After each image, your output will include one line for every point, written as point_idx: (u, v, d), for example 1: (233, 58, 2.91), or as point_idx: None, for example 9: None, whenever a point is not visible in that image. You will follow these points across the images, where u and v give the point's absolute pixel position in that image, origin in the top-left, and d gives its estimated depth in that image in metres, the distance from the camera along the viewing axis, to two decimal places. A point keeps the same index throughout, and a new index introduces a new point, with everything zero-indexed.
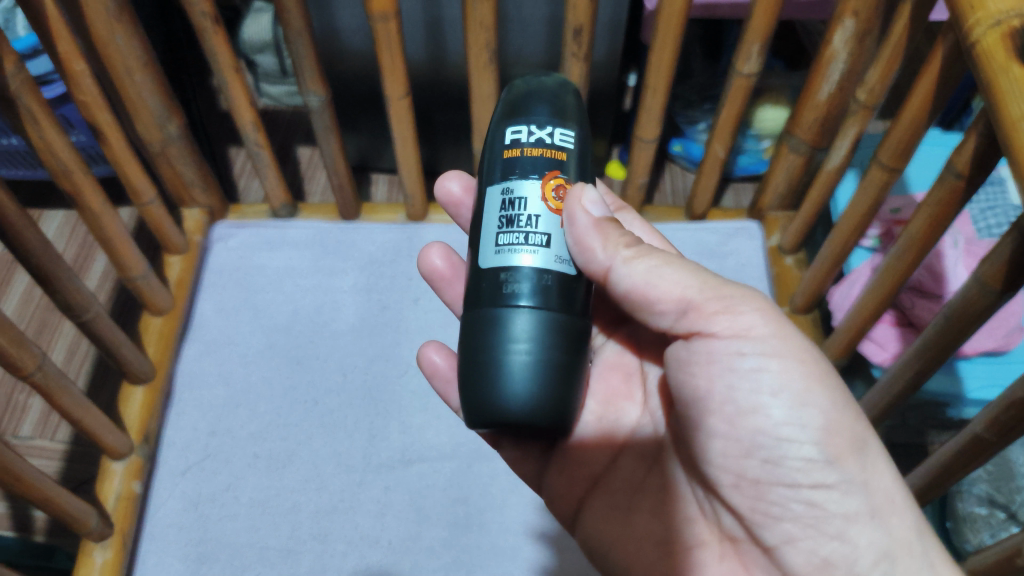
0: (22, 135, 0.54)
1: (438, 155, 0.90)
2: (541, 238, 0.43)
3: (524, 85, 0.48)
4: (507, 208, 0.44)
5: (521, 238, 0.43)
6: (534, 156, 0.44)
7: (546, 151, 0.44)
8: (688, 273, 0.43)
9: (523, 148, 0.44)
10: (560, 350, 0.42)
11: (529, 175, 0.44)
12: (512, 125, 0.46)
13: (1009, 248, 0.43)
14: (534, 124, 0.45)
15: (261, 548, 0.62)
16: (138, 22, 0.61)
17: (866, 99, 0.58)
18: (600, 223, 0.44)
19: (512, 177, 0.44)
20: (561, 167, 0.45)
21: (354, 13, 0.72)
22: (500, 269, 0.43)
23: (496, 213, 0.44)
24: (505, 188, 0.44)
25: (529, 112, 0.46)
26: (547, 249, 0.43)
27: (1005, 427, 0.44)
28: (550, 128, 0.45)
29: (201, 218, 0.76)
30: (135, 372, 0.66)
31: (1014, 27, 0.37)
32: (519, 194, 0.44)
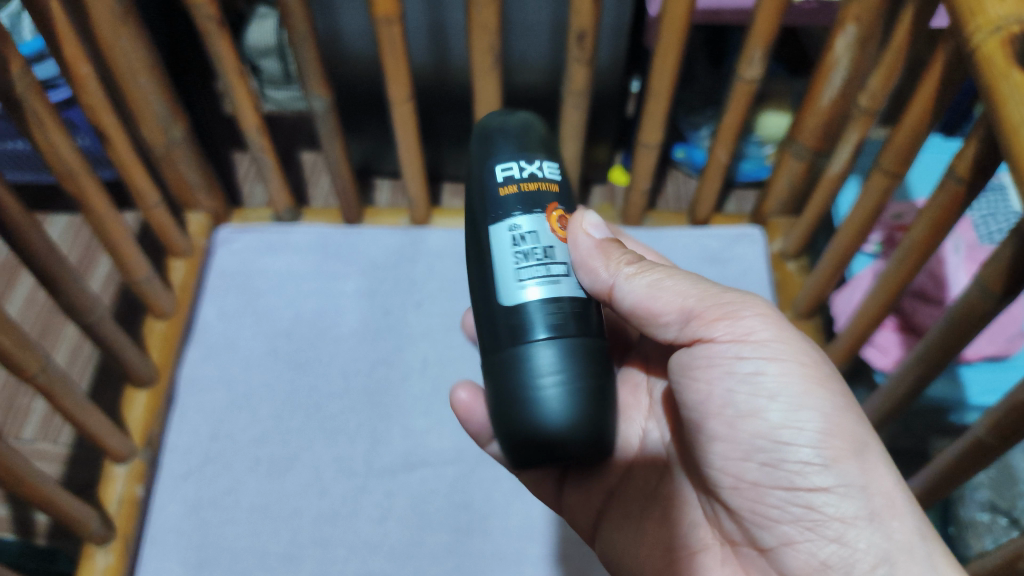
0: (27, 138, 0.54)
1: (442, 159, 0.90)
2: (560, 268, 0.44)
3: (493, 126, 0.49)
4: (519, 243, 0.44)
5: (543, 270, 0.44)
6: (530, 191, 0.46)
7: (540, 185, 0.46)
8: (691, 283, 0.45)
9: (518, 184, 0.46)
10: (588, 372, 0.43)
11: (534, 209, 0.45)
12: (501, 163, 0.47)
13: (1010, 252, 0.43)
14: (522, 159, 0.47)
15: (262, 553, 0.62)
16: (143, 26, 0.61)
17: (869, 104, 0.59)
18: (603, 246, 0.46)
19: (516, 214, 0.45)
20: (555, 197, 0.47)
21: (358, 17, 0.73)
22: (517, 305, 0.43)
23: (511, 249, 0.44)
24: (511, 225, 0.45)
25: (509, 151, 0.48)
26: (568, 278, 0.44)
27: (1007, 430, 0.44)
28: (536, 161, 0.47)
29: (204, 222, 0.77)
30: (139, 376, 0.68)
31: (1012, 33, 0.37)
32: (529, 228, 0.45)
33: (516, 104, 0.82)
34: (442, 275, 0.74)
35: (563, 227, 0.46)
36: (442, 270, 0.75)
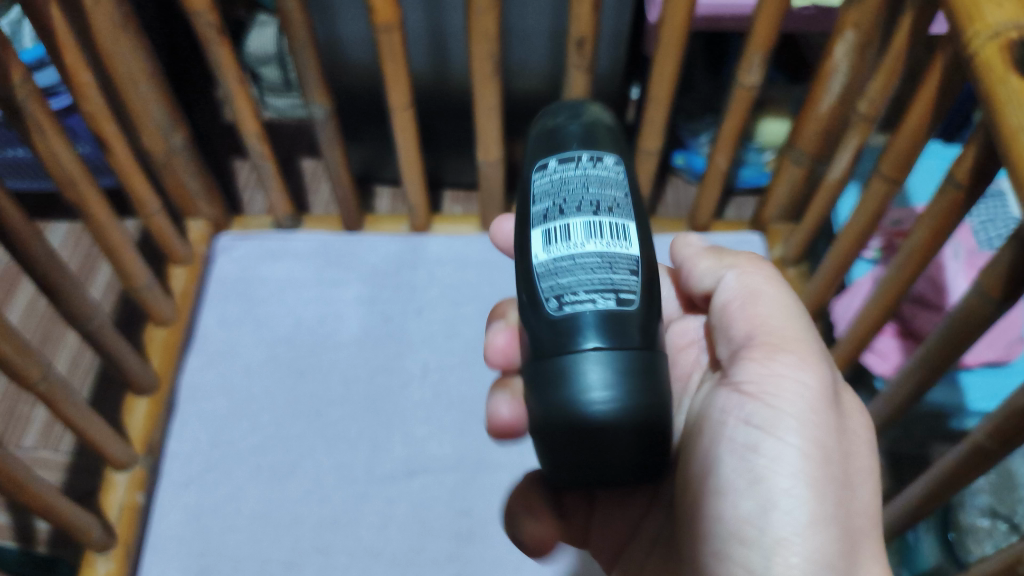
0: (27, 145, 0.54)
1: (441, 165, 0.90)
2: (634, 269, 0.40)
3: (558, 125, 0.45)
4: (600, 241, 0.39)
5: (621, 273, 0.39)
6: (602, 188, 0.41)
7: (609, 180, 0.42)
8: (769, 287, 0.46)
9: (587, 181, 0.41)
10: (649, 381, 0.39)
11: (610, 206, 0.41)
12: (557, 162, 0.43)
13: (1009, 257, 0.44)
14: (585, 156, 0.43)
15: (262, 560, 0.62)
16: (143, 34, 0.62)
17: (868, 110, 0.59)
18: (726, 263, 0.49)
19: (593, 210, 0.40)
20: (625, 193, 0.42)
21: (357, 24, 0.73)
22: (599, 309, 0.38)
23: (589, 249, 0.39)
24: (590, 222, 0.40)
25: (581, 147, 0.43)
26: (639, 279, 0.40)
27: (1006, 435, 0.45)
28: (599, 157, 0.43)
29: (205, 229, 0.77)
30: (140, 383, 0.67)
31: (1010, 38, 0.37)
32: (610, 224, 0.40)
33: (517, 110, 0.82)
34: (442, 281, 0.74)
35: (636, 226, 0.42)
36: (442, 276, 0.75)
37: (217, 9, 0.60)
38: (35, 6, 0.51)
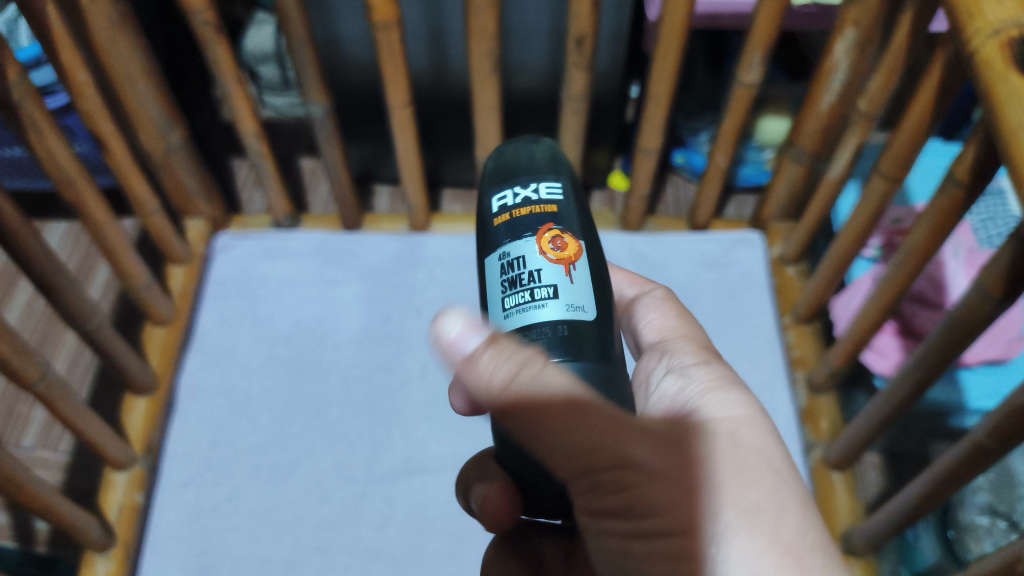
0: (24, 144, 0.53)
1: (441, 164, 0.89)
2: (547, 290, 0.39)
3: (514, 150, 0.47)
4: (508, 270, 0.41)
5: (527, 296, 0.40)
6: (521, 217, 0.42)
7: (535, 208, 0.42)
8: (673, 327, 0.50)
9: (510, 211, 0.43)
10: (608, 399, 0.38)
11: (523, 234, 0.41)
12: (495, 192, 0.44)
13: (1010, 255, 0.43)
14: (517, 185, 0.44)
15: (262, 560, 0.61)
16: (140, 33, 0.61)
17: (867, 108, 0.59)
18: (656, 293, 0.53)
19: (505, 242, 0.42)
20: (555, 220, 0.42)
21: (355, 22, 0.72)
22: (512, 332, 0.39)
23: (498, 279, 0.41)
24: (500, 253, 0.42)
25: (525, 174, 0.45)
26: (556, 300, 0.39)
27: (1006, 434, 0.45)
28: (535, 185, 0.44)
29: (204, 229, 0.76)
30: (139, 382, 0.67)
31: (1011, 36, 0.37)
32: (518, 252, 0.41)
33: (516, 109, 0.82)
34: (442, 280, 0.74)
35: (564, 248, 0.41)
36: (441, 275, 0.75)
37: (214, 8, 0.60)
38: (31, 4, 0.50)
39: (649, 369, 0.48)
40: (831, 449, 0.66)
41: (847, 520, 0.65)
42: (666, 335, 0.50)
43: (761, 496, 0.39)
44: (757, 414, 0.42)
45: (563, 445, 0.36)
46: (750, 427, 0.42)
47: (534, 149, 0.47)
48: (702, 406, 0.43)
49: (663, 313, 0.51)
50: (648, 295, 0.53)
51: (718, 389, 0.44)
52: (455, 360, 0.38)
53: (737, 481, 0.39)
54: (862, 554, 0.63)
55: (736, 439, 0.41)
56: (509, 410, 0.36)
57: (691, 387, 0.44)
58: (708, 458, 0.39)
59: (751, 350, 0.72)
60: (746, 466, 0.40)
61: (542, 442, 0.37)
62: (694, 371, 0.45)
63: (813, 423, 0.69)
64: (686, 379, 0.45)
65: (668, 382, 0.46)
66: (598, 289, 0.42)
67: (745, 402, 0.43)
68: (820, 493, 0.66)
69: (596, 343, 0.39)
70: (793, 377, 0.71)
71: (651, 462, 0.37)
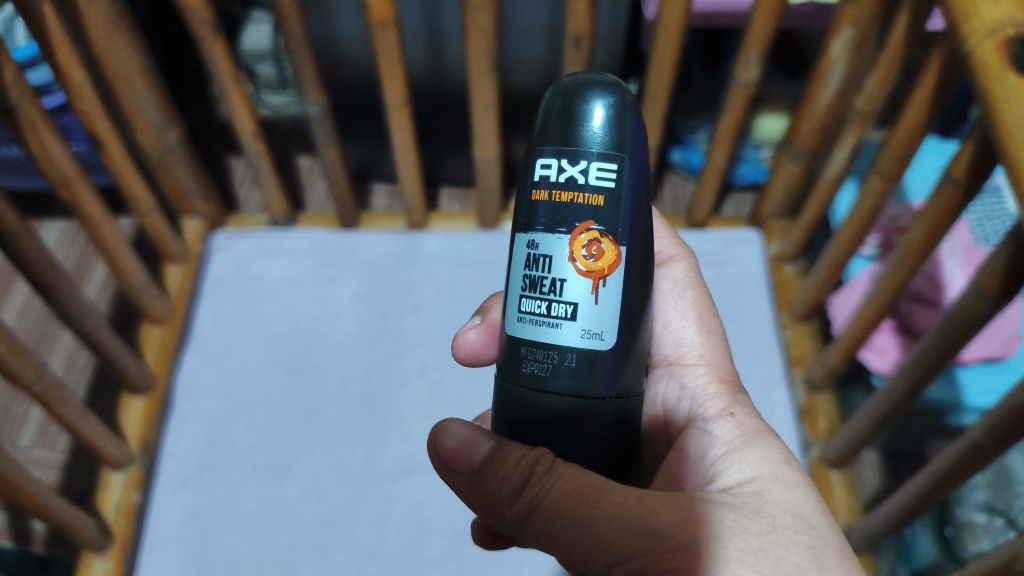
0: (20, 143, 0.53)
1: (438, 162, 0.89)
2: (566, 309, 0.37)
3: (580, 98, 0.38)
4: (531, 267, 0.38)
5: (545, 308, 0.37)
6: (560, 204, 0.37)
7: (579, 197, 0.37)
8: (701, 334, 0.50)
9: (551, 190, 0.37)
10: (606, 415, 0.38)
11: (557, 229, 0.37)
12: (541, 156, 0.38)
13: (1007, 254, 0.43)
14: (567, 157, 0.37)
15: (260, 559, 0.61)
16: (136, 32, 0.61)
17: (865, 107, 0.59)
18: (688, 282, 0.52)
19: (537, 229, 0.38)
20: (598, 217, 0.37)
21: (353, 21, 0.72)
22: (524, 343, 0.37)
23: (521, 271, 0.38)
24: (530, 241, 0.38)
25: (579, 142, 0.37)
26: (572, 323, 0.37)
27: (1004, 431, 0.45)
28: (587, 162, 0.37)
29: (201, 228, 0.76)
30: (136, 382, 0.67)
31: (1007, 36, 0.37)
32: (546, 250, 0.37)
33: (513, 107, 0.81)
34: (440, 279, 0.74)
35: (598, 257, 0.36)
36: (439, 274, 0.75)
37: (212, 8, 0.60)
38: (28, 3, 0.50)
39: (665, 392, 0.50)
40: (829, 448, 0.66)
41: (845, 517, 0.65)
42: (686, 350, 0.50)
43: (801, 554, 0.35)
44: (781, 468, 0.39)
45: (584, 537, 0.35)
46: (777, 485, 0.38)
47: (600, 103, 0.38)
48: (723, 470, 0.40)
49: (684, 310, 0.51)
50: (670, 272, 0.52)
51: (742, 444, 0.41)
52: (461, 471, 0.38)
53: (774, 541, 0.35)
54: (861, 552, 0.63)
55: (763, 497, 0.37)
56: (526, 508, 0.36)
57: (714, 447, 0.42)
58: (741, 524, 0.35)
59: (749, 348, 0.72)
60: (778, 524, 0.36)
61: (566, 541, 0.36)
62: (713, 420, 0.44)
63: (811, 422, 0.69)
64: (709, 433, 0.43)
65: (680, 408, 0.47)
66: (631, 306, 0.38)
67: (767, 457, 0.40)
68: (819, 491, 0.66)
69: (607, 375, 0.37)
70: (790, 375, 0.71)
71: (683, 538, 0.34)
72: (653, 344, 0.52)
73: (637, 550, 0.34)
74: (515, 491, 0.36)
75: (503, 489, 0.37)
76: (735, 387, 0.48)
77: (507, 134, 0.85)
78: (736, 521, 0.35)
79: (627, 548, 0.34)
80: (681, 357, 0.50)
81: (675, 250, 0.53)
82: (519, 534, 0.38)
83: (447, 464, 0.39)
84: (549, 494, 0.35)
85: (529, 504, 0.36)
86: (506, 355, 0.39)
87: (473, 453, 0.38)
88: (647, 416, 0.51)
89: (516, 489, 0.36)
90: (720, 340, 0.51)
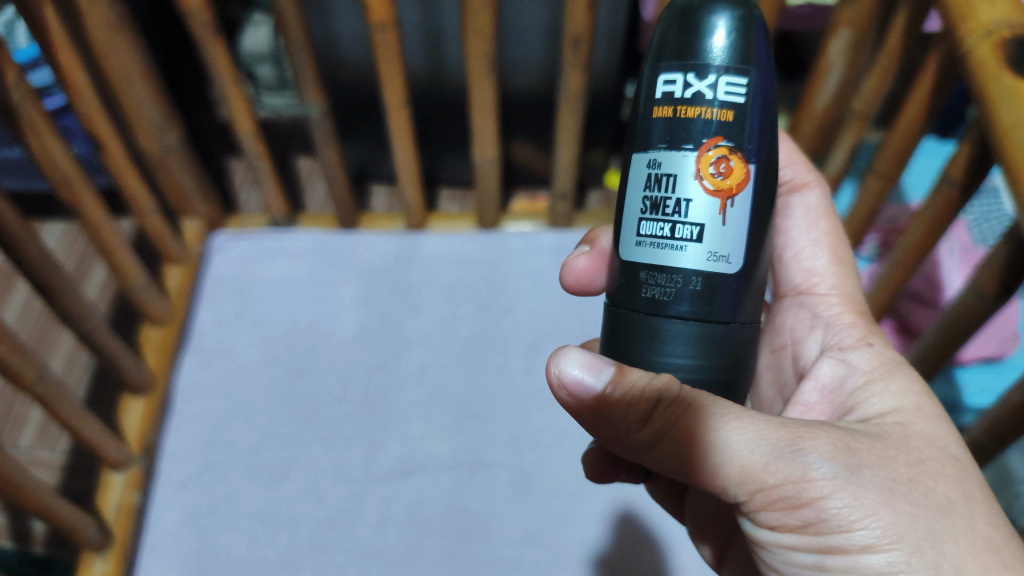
0: (21, 144, 0.53)
1: (437, 163, 0.90)
2: (691, 230, 0.35)
3: (703, 12, 0.35)
4: (653, 188, 0.36)
5: (668, 230, 0.35)
6: (683, 120, 0.35)
7: (705, 114, 0.35)
8: (835, 265, 0.48)
9: (674, 107, 0.35)
10: (724, 347, 0.36)
11: (682, 147, 0.35)
12: (662, 73, 0.36)
13: (1004, 255, 0.44)
14: (692, 72, 0.35)
15: (260, 559, 0.62)
16: (137, 34, 0.62)
17: (862, 108, 0.60)
18: (818, 216, 0.49)
19: (657, 149, 0.36)
20: (727, 133, 0.35)
21: (352, 23, 0.73)
22: (644, 266, 0.36)
23: (641, 191, 0.36)
24: (651, 158, 0.36)
25: (703, 57, 0.35)
26: (698, 245, 0.35)
27: (1002, 430, 0.45)
28: (713, 76, 0.35)
29: (201, 229, 0.77)
30: (136, 383, 0.67)
31: (1003, 37, 0.38)
32: (670, 169, 0.35)
33: (512, 109, 0.82)
34: (439, 281, 0.74)
35: (726, 175, 0.35)
36: (438, 275, 0.75)
37: (212, 10, 0.60)
38: (29, 5, 0.51)
39: (794, 321, 0.49)
40: None
41: None
42: (818, 280, 0.48)
43: (949, 487, 0.34)
44: (924, 400, 0.39)
45: (724, 464, 0.33)
46: (921, 417, 0.38)
47: (723, 16, 0.35)
48: (865, 400, 0.40)
49: (817, 239, 0.49)
50: (803, 199, 0.50)
51: (883, 374, 0.41)
52: (580, 403, 0.36)
53: (923, 472, 0.34)
54: None
55: (907, 428, 0.37)
56: (656, 434, 0.34)
57: (854, 376, 0.42)
58: (889, 454, 0.34)
59: None
60: (925, 456, 0.35)
61: (698, 468, 0.34)
62: (851, 349, 0.44)
63: None
64: (845, 362, 0.43)
65: (812, 338, 0.47)
66: (756, 229, 0.36)
67: (909, 389, 0.40)
68: None
69: (730, 300, 0.36)
70: None
71: (833, 468, 0.32)
72: (782, 271, 0.50)
73: (785, 479, 0.32)
74: (643, 418, 0.34)
75: (629, 417, 0.35)
76: (870, 319, 0.46)
77: (506, 136, 0.85)
78: (885, 453, 0.34)
79: (772, 477, 0.32)
80: (813, 286, 0.48)
81: (808, 176, 0.50)
82: (644, 456, 0.37)
83: (566, 396, 0.36)
84: (679, 423, 0.33)
85: (658, 431, 0.34)
86: (624, 278, 0.37)
87: (592, 384, 0.35)
88: (770, 344, 0.51)
89: (644, 416, 0.34)
90: (852, 272, 0.49)
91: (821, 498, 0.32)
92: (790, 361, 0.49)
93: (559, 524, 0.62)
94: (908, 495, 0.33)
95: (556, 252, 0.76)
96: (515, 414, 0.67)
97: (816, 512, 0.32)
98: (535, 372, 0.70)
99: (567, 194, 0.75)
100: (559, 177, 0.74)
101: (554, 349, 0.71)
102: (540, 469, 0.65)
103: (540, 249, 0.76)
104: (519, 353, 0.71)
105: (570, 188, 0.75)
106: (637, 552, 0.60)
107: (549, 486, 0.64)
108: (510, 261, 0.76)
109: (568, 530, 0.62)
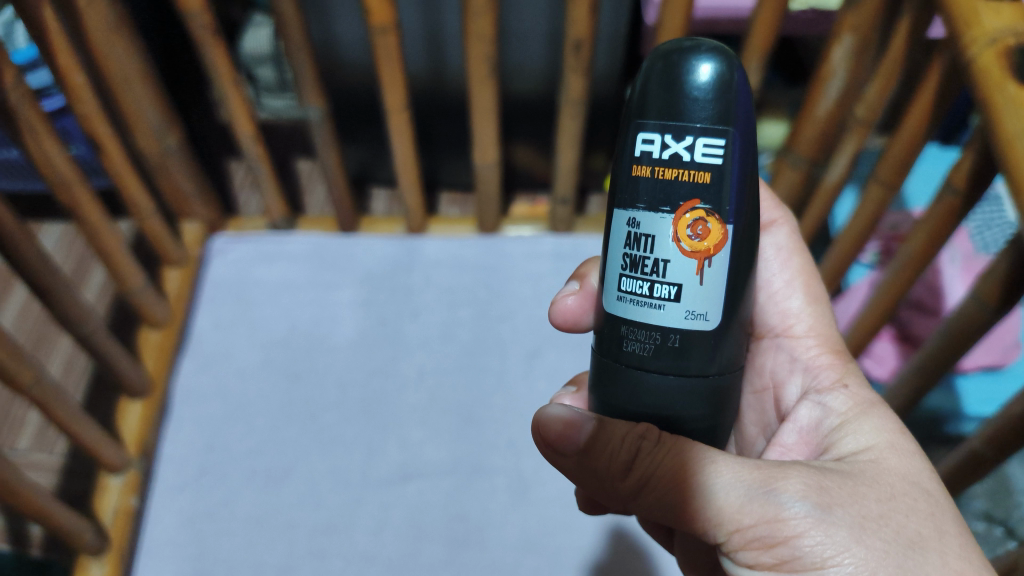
0: (19, 146, 0.53)
1: (438, 167, 0.89)
2: (670, 289, 0.35)
3: (683, 67, 0.34)
4: (632, 246, 0.35)
5: (647, 288, 0.35)
6: (664, 181, 0.34)
7: (682, 175, 0.34)
8: (807, 304, 0.48)
9: (654, 167, 0.34)
10: (704, 399, 0.36)
11: (660, 208, 0.34)
12: (642, 131, 0.35)
13: (1007, 265, 0.44)
14: (671, 132, 0.34)
15: (256, 564, 0.61)
16: (136, 34, 0.62)
17: (865, 115, 0.59)
18: (789, 258, 0.48)
19: (638, 208, 0.35)
20: (704, 195, 0.34)
21: (354, 25, 0.72)
22: (624, 321, 0.36)
23: (620, 249, 0.36)
24: (630, 219, 0.35)
25: (684, 115, 0.34)
26: (675, 304, 0.35)
27: (1003, 441, 0.45)
28: (691, 139, 0.34)
29: (200, 232, 0.76)
30: (133, 387, 0.66)
31: (1008, 45, 0.37)
32: (648, 230, 0.35)
33: (513, 112, 0.81)
34: (439, 284, 0.74)
35: (704, 237, 0.34)
36: (438, 279, 0.74)
37: (211, 12, 0.60)
38: (28, 6, 0.50)
39: (774, 364, 0.48)
40: None
41: None
42: (795, 321, 0.48)
43: (921, 524, 0.34)
44: (896, 436, 0.39)
45: (705, 506, 0.34)
46: (895, 453, 0.37)
47: (706, 68, 0.34)
48: (840, 439, 0.40)
49: (790, 278, 0.48)
50: (773, 239, 0.49)
51: (858, 415, 0.41)
52: (568, 452, 0.38)
53: (894, 508, 0.34)
54: None
55: (880, 465, 0.37)
56: (638, 481, 0.35)
57: (831, 417, 0.42)
58: (860, 491, 0.34)
59: None
60: (896, 491, 0.35)
61: (681, 513, 0.35)
62: (827, 392, 0.44)
63: None
64: (822, 405, 0.43)
65: (793, 381, 0.47)
66: (738, 280, 0.35)
67: (881, 427, 0.39)
68: None
69: (707, 353, 0.35)
70: None
71: (807, 506, 0.33)
72: (758, 314, 0.49)
73: (760, 518, 0.33)
74: (625, 466, 0.35)
75: (613, 465, 0.36)
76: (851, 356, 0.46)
77: (507, 139, 0.85)
78: (857, 488, 0.34)
79: (748, 519, 0.33)
80: (789, 328, 0.48)
81: (776, 213, 0.49)
82: (631, 506, 0.38)
83: (555, 448, 0.38)
84: (660, 467, 0.34)
85: (641, 478, 0.35)
86: (605, 331, 0.37)
87: (576, 434, 0.37)
88: (751, 386, 0.50)
89: (627, 464, 0.35)
90: (827, 307, 0.48)
91: (795, 536, 0.32)
92: (773, 402, 0.48)
93: (557, 530, 0.62)
94: (878, 533, 0.33)
95: (556, 258, 0.76)
96: (515, 420, 0.67)
97: (791, 551, 0.32)
98: (534, 377, 0.69)
99: (568, 198, 0.74)
100: (560, 182, 0.73)
101: (554, 355, 0.71)
102: (539, 476, 0.65)
103: (541, 255, 0.76)
104: (519, 358, 0.70)
105: (571, 192, 0.75)
106: (637, 559, 0.60)
107: (547, 492, 0.64)
108: (510, 265, 0.75)
109: (567, 537, 0.62)
